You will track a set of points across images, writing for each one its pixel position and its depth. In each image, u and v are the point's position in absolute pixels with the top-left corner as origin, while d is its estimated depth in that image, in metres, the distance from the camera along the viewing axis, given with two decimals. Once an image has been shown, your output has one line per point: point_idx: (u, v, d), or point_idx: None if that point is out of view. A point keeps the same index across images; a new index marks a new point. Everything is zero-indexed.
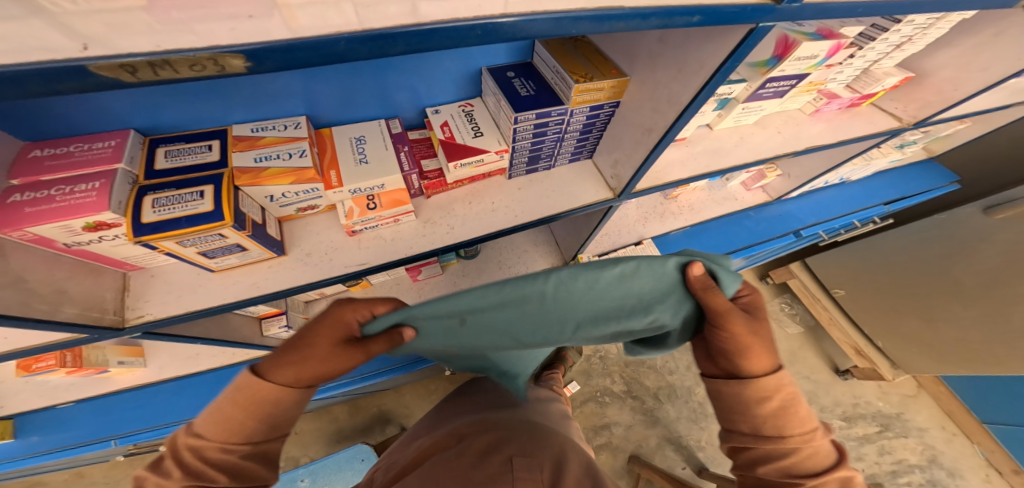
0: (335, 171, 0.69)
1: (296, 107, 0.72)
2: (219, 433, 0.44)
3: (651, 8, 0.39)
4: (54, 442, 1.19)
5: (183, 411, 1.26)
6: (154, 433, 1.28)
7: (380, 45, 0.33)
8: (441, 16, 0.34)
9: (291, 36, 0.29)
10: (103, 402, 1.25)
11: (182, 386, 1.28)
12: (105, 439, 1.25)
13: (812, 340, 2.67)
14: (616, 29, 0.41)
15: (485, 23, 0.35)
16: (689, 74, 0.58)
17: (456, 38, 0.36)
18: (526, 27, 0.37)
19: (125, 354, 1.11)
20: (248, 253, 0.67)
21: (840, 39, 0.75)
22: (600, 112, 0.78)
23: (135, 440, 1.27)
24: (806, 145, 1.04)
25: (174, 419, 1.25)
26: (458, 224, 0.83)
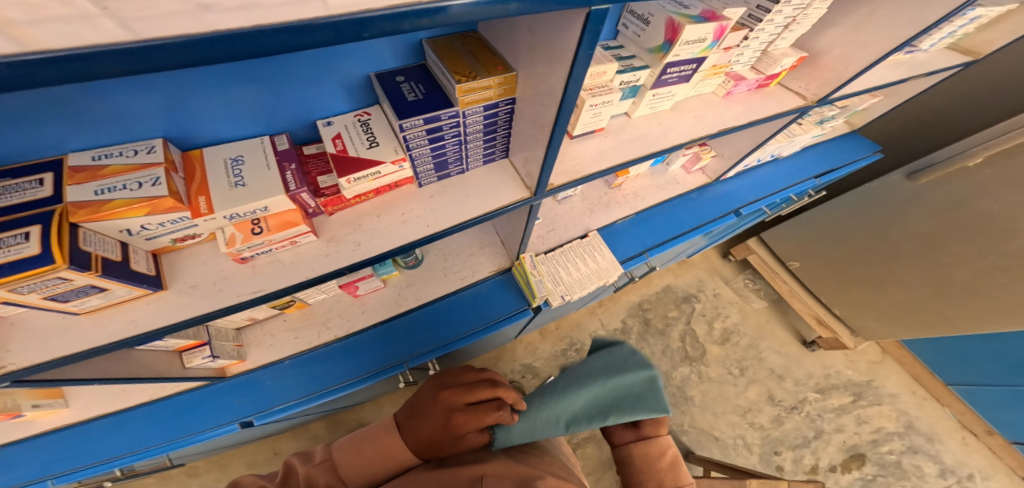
0: (204, 197, 0.64)
1: (153, 128, 0.66)
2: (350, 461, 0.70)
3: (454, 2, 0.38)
4: None
5: (113, 449, 1.12)
6: (94, 470, 1.17)
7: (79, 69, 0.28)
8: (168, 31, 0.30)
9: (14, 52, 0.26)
10: (28, 444, 1.11)
11: (114, 421, 1.14)
12: (42, 480, 1.13)
13: (778, 314, 2.72)
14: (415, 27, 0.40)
15: (231, 36, 0.32)
16: (558, 64, 0.56)
17: (198, 55, 0.32)
18: (293, 37, 0.35)
19: (40, 396, 1.00)
20: (112, 293, 0.62)
21: (722, 21, 0.78)
22: (497, 110, 0.74)
23: (76, 476, 1.16)
24: (721, 127, 1.04)
25: (107, 457, 1.11)
26: (366, 240, 0.79)
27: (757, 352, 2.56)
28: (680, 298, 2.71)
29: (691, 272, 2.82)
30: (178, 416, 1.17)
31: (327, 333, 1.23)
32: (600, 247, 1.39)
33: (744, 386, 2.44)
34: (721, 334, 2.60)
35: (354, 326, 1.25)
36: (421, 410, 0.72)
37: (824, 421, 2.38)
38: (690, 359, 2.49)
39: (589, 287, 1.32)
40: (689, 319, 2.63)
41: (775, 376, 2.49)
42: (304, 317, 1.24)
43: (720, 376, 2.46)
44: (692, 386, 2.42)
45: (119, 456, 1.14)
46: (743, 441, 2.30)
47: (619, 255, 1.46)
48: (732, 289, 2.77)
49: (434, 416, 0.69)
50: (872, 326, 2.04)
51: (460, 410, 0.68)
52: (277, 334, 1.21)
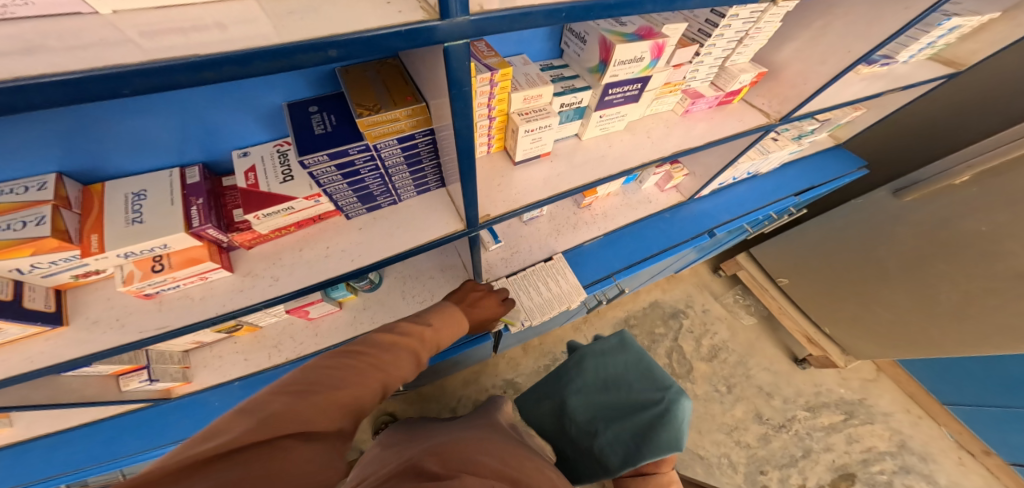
0: (97, 235, 0.61)
1: (47, 164, 0.64)
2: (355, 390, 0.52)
3: (250, 52, 0.35)
4: None
5: (58, 466, 1.12)
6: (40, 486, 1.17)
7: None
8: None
9: None
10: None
11: (59, 439, 1.14)
12: None
13: (767, 330, 2.66)
14: (211, 80, 0.35)
15: None
16: (440, 93, 0.52)
17: None
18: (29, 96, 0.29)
19: None
20: (1, 331, 0.59)
21: (658, 39, 0.73)
22: (415, 142, 0.71)
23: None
24: (676, 149, 0.99)
25: (49, 474, 1.12)
26: (285, 275, 0.76)
27: (746, 369, 2.50)
28: (667, 314, 2.66)
29: (680, 288, 2.77)
30: (124, 433, 1.17)
31: (278, 356, 1.21)
32: (564, 271, 1.36)
33: (730, 404, 2.38)
34: (709, 351, 2.54)
35: (303, 349, 1.22)
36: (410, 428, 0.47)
37: (812, 440, 2.31)
38: (675, 376, 2.43)
39: (550, 313, 1.29)
40: (676, 336, 2.58)
41: (763, 394, 2.42)
42: (254, 341, 1.21)
43: (705, 393, 2.41)
44: None
45: (63, 473, 1.14)
46: (728, 460, 2.23)
47: (584, 278, 1.42)
48: (721, 305, 2.71)
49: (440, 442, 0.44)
50: (863, 345, 1.96)
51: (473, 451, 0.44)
52: (225, 356, 1.18)
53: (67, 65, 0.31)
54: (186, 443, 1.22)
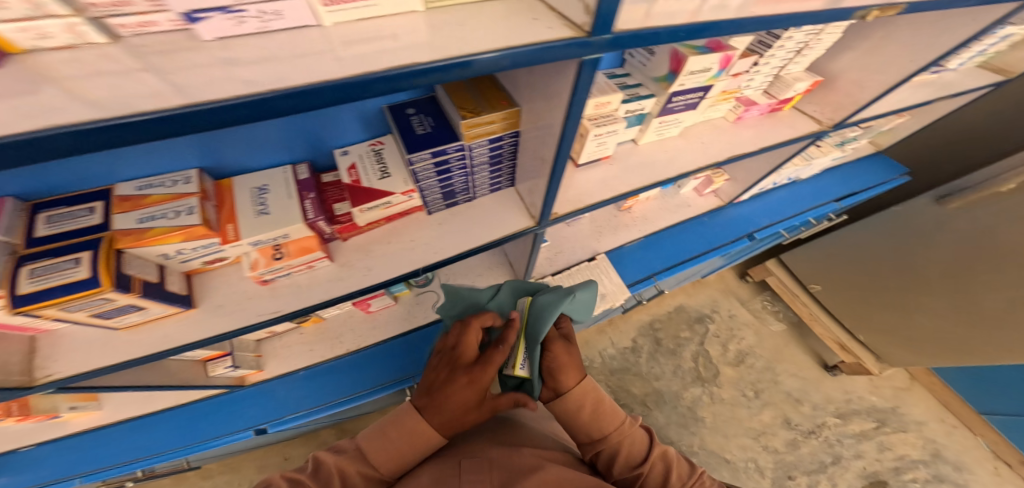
0: (232, 225, 0.70)
1: (189, 160, 0.73)
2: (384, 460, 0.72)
3: (448, 62, 0.42)
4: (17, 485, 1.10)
5: (139, 451, 1.16)
6: (117, 470, 1.21)
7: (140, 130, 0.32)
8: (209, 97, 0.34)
9: (30, 128, 0.29)
10: (50, 448, 1.13)
11: (137, 425, 1.18)
12: (69, 478, 1.16)
13: (796, 337, 2.65)
14: (412, 86, 0.43)
15: (251, 101, 0.35)
16: (555, 105, 0.59)
17: (194, 124, 0.34)
18: (302, 100, 0.38)
19: (76, 399, 1.04)
20: (148, 310, 0.67)
21: (728, 51, 0.79)
22: (502, 143, 0.78)
23: (101, 476, 1.19)
24: (731, 154, 1.04)
25: (131, 458, 1.16)
26: (376, 265, 0.84)
27: (773, 374, 2.49)
28: (692, 318, 2.68)
29: (704, 293, 2.78)
30: (200, 420, 1.22)
31: (339, 347, 1.27)
32: (608, 270, 1.40)
33: (757, 409, 2.38)
34: (735, 356, 2.54)
35: (365, 341, 1.29)
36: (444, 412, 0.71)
37: (842, 447, 2.30)
38: (701, 379, 2.45)
39: (596, 310, 1.35)
40: (701, 341, 2.59)
41: (791, 400, 2.42)
42: (318, 332, 1.29)
43: (732, 398, 2.41)
44: (703, 407, 2.37)
45: (144, 457, 1.18)
46: (755, 464, 2.23)
47: (626, 278, 1.47)
48: (748, 311, 2.72)
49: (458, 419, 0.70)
50: (897, 351, 1.97)
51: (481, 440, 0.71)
52: (293, 346, 1.26)
53: (292, 79, 0.37)
54: (255, 431, 1.28)
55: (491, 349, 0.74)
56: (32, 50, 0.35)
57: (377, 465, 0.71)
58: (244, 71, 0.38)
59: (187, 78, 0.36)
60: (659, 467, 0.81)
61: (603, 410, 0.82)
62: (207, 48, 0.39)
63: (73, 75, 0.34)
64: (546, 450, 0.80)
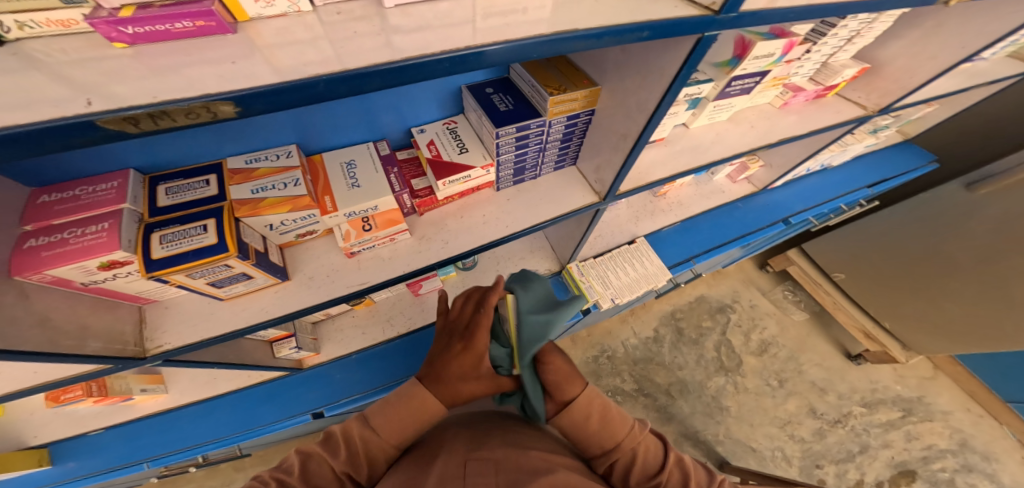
0: (330, 197, 0.74)
1: (287, 136, 0.78)
2: (388, 437, 0.73)
3: (603, 30, 0.46)
4: (90, 468, 1.11)
5: (204, 434, 1.18)
6: (183, 455, 1.21)
7: (359, 84, 0.37)
8: (411, 55, 0.40)
9: (279, 83, 0.34)
10: (122, 430, 1.15)
11: (204, 408, 1.21)
12: (137, 463, 1.16)
13: (820, 328, 2.67)
14: (576, 48, 0.48)
15: (452, 56, 0.40)
16: (653, 81, 0.62)
17: (388, 80, 0.39)
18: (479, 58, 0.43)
19: (147, 381, 1.08)
20: (254, 280, 0.70)
21: (792, 37, 0.82)
22: (577, 120, 0.82)
23: (167, 461, 1.19)
24: (779, 136, 1.08)
25: (199, 441, 1.17)
26: (452, 238, 0.87)
27: (797, 364, 2.51)
28: (714, 309, 2.70)
29: (725, 283, 2.80)
30: (260, 402, 1.24)
31: (390, 330, 1.30)
32: (648, 253, 1.45)
33: (782, 398, 2.39)
34: (758, 345, 2.56)
35: (413, 323, 1.32)
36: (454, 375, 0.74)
37: (870, 436, 2.30)
38: (726, 369, 2.47)
39: (638, 291, 1.39)
40: (724, 330, 2.61)
41: (816, 389, 2.43)
42: (370, 314, 1.32)
43: (756, 387, 2.42)
44: (728, 396, 2.39)
45: (210, 441, 1.20)
46: (782, 453, 2.24)
47: (664, 260, 1.50)
48: (769, 301, 2.74)
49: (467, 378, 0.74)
50: (925, 340, 1.99)
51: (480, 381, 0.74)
52: (346, 329, 1.29)
53: (467, 41, 0.42)
54: (312, 415, 1.29)
55: (476, 313, 0.76)
56: (255, 17, 0.40)
57: (378, 428, 0.73)
58: (403, 40, 0.41)
59: (372, 45, 0.40)
60: (675, 474, 0.78)
61: (613, 416, 0.79)
62: (389, 14, 0.44)
63: (275, 43, 0.39)
64: (557, 456, 0.75)
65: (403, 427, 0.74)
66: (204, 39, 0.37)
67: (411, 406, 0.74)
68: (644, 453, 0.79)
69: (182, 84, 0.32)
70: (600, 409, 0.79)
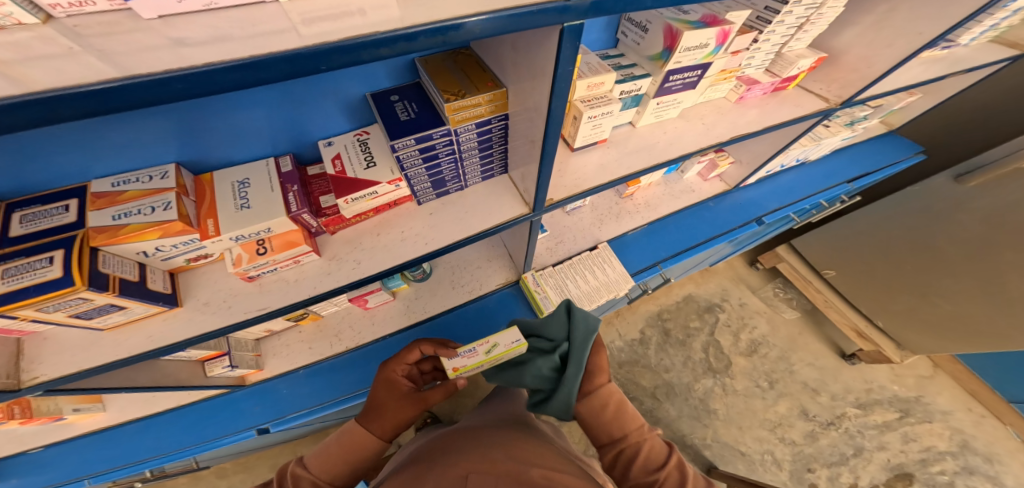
0: (213, 220, 0.68)
1: (170, 155, 0.72)
2: (320, 470, 0.68)
3: (415, 28, 0.38)
4: (32, 484, 1.11)
5: (144, 451, 1.15)
6: (124, 471, 1.20)
7: (43, 115, 0.29)
8: (161, 68, 0.31)
9: None
10: (66, 446, 1.14)
11: (145, 424, 1.17)
12: (77, 480, 1.15)
13: (813, 327, 2.56)
14: (383, 56, 0.39)
15: (183, 74, 0.32)
16: (540, 81, 0.55)
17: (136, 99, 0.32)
18: (250, 73, 0.34)
19: (80, 400, 1.02)
20: (131, 310, 0.64)
21: (724, 26, 0.73)
22: (490, 127, 0.75)
23: (109, 477, 1.18)
24: (736, 133, 0.99)
25: (136, 458, 1.14)
26: (366, 258, 0.81)
27: (788, 364, 2.41)
28: (702, 308, 2.60)
29: (714, 281, 2.70)
30: (200, 423, 1.20)
31: (339, 344, 1.24)
32: (610, 259, 1.37)
33: (772, 401, 2.29)
34: (748, 345, 2.46)
35: (362, 338, 1.25)
36: (376, 405, 0.77)
37: (864, 438, 2.19)
38: (713, 370, 2.38)
39: (598, 300, 1.30)
40: (712, 330, 2.52)
41: (808, 390, 2.33)
42: (317, 330, 1.25)
43: (746, 388, 2.33)
44: (715, 399, 2.30)
45: (150, 458, 1.17)
46: (772, 457, 2.15)
47: (629, 266, 1.43)
48: (759, 299, 2.64)
49: (390, 402, 0.77)
50: (919, 339, 1.88)
51: (409, 398, 0.77)
52: (292, 345, 1.22)
53: (252, 50, 0.34)
54: (258, 430, 1.25)
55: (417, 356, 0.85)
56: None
57: (312, 467, 0.69)
58: (191, 52, 0.33)
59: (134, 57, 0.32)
60: (674, 476, 0.71)
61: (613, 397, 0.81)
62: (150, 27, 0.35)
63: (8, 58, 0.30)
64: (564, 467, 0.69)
65: (349, 460, 0.71)
66: None
67: (354, 436, 0.73)
68: (647, 451, 0.75)
69: None
70: (619, 404, 0.81)
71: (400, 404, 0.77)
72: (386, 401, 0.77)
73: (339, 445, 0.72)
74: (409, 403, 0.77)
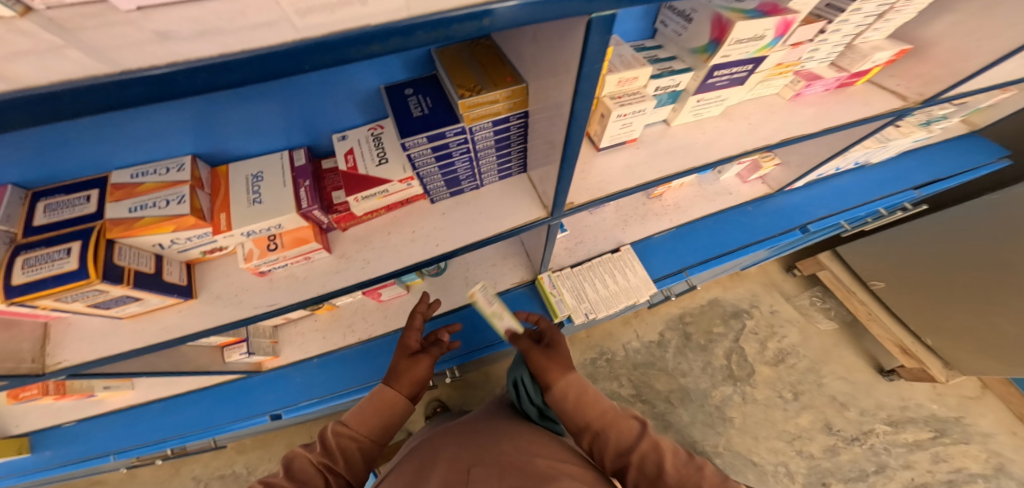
0: (225, 214, 0.67)
1: (186, 147, 0.71)
2: (358, 427, 0.71)
3: (412, 22, 0.32)
4: (65, 455, 1.19)
5: (168, 429, 1.23)
6: (146, 449, 1.27)
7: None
8: (134, 64, 0.28)
9: None
10: (99, 421, 1.23)
11: (169, 405, 1.26)
12: (105, 454, 1.24)
13: (849, 339, 2.36)
14: (375, 53, 0.34)
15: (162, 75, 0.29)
16: (563, 77, 0.49)
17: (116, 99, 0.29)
18: (215, 76, 0.30)
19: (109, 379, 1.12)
20: (147, 301, 0.66)
21: (786, 15, 0.62)
22: (508, 125, 0.69)
23: (133, 454, 1.26)
24: (787, 135, 0.88)
25: (159, 436, 1.22)
26: (375, 257, 0.79)
27: (817, 376, 2.25)
28: (728, 313, 2.45)
29: (744, 285, 2.53)
30: (220, 403, 1.26)
31: (352, 335, 1.26)
32: (633, 264, 1.30)
33: (794, 413, 2.16)
34: (775, 354, 2.32)
35: (375, 330, 1.26)
36: (395, 369, 0.81)
37: (889, 456, 2.04)
38: (734, 378, 2.25)
39: (617, 306, 1.27)
40: (737, 337, 2.37)
41: (835, 404, 2.17)
42: (332, 319, 1.27)
43: (767, 399, 2.20)
44: (733, 407, 2.19)
45: (171, 437, 1.24)
46: (785, 469, 2.04)
47: (653, 271, 1.35)
48: (793, 307, 2.46)
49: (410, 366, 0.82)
50: (973, 361, 1.64)
51: (422, 360, 0.84)
52: (307, 334, 1.25)
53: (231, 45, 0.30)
54: (270, 417, 1.29)
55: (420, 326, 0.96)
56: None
57: (349, 424, 0.71)
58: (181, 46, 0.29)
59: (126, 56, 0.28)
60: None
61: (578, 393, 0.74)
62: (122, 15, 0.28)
63: None
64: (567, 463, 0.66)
65: (382, 418, 0.74)
66: None
67: (381, 399, 0.75)
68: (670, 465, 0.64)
69: None
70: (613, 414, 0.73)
71: (424, 364, 0.83)
72: (402, 363, 0.83)
73: (372, 404, 0.74)
74: (421, 360, 0.84)
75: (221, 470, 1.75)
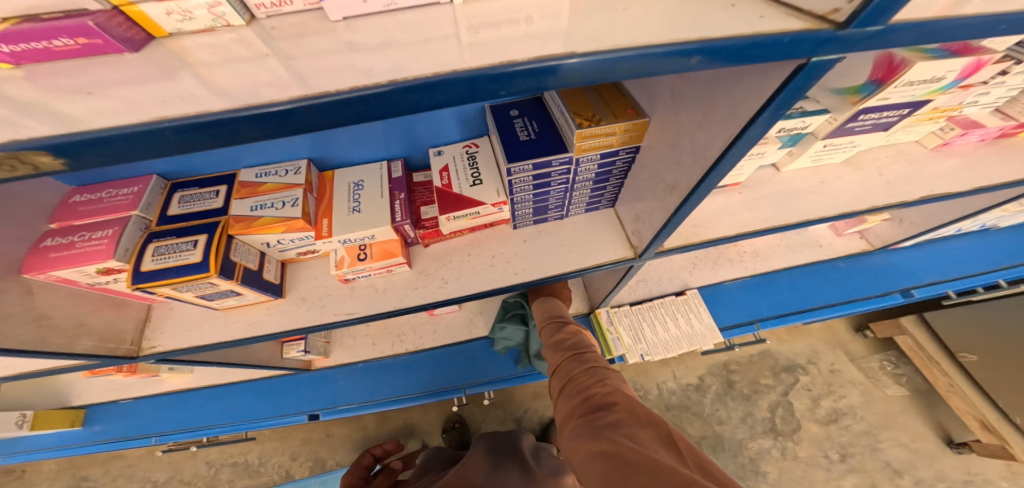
0: (327, 220, 0.69)
1: (301, 152, 0.74)
2: None
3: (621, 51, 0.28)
4: (111, 432, 1.27)
5: (215, 416, 1.29)
6: (188, 435, 1.30)
7: (224, 133, 0.26)
8: (330, 88, 0.26)
9: (118, 124, 0.24)
10: (153, 400, 1.31)
11: (218, 392, 1.30)
12: (148, 435, 1.30)
13: (918, 406, 1.83)
14: (569, 83, 0.31)
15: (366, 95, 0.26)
16: (720, 122, 0.44)
17: (326, 119, 0.27)
18: (425, 95, 0.28)
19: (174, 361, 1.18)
20: (244, 296, 0.68)
21: (980, 55, 0.55)
22: (614, 158, 0.67)
23: (171, 440, 1.30)
24: (918, 195, 0.80)
25: (204, 423, 1.28)
26: (453, 278, 0.77)
27: (874, 441, 1.77)
28: (781, 365, 1.96)
29: (803, 339, 2.02)
30: (263, 396, 1.30)
31: (399, 345, 1.27)
32: (699, 309, 1.20)
33: (839, 475, 1.72)
34: (827, 413, 1.84)
35: (422, 343, 1.27)
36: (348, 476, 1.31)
37: None
38: (777, 433, 1.81)
39: (676, 352, 1.16)
40: (788, 392, 1.90)
41: (889, 471, 1.71)
42: (382, 327, 1.29)
43: (810, 457, 1.76)
44: (770, 461, 1.76)
45: (216, 424, 1.29)
46: None
47: (720, 320, 1.27)
48: (858, 369, 1.93)
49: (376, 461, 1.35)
50: None
51: None
52: (358, 338, 1.28)
53: (434, 66, 0.28)
54: (308, 417, 1.30)
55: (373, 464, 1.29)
56: (178, 33, 0.30)
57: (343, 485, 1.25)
58: (369, 59, 0.29)
59: (338, 79, 0.27)
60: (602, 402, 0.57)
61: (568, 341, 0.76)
62: (335, 30, 0.31)
63: (210, 62, 0.29)
64: None
65: None
66: (99, 59, 0.28)
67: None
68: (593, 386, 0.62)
69: (29, 126, 0.24)
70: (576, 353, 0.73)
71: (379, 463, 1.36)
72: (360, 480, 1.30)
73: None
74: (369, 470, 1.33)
75: (235, 457, 1.78)
